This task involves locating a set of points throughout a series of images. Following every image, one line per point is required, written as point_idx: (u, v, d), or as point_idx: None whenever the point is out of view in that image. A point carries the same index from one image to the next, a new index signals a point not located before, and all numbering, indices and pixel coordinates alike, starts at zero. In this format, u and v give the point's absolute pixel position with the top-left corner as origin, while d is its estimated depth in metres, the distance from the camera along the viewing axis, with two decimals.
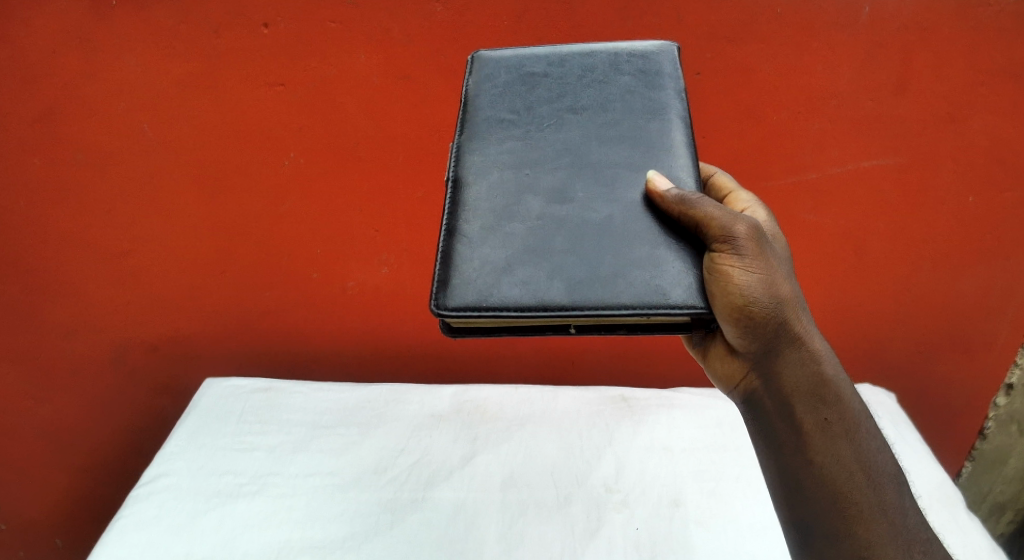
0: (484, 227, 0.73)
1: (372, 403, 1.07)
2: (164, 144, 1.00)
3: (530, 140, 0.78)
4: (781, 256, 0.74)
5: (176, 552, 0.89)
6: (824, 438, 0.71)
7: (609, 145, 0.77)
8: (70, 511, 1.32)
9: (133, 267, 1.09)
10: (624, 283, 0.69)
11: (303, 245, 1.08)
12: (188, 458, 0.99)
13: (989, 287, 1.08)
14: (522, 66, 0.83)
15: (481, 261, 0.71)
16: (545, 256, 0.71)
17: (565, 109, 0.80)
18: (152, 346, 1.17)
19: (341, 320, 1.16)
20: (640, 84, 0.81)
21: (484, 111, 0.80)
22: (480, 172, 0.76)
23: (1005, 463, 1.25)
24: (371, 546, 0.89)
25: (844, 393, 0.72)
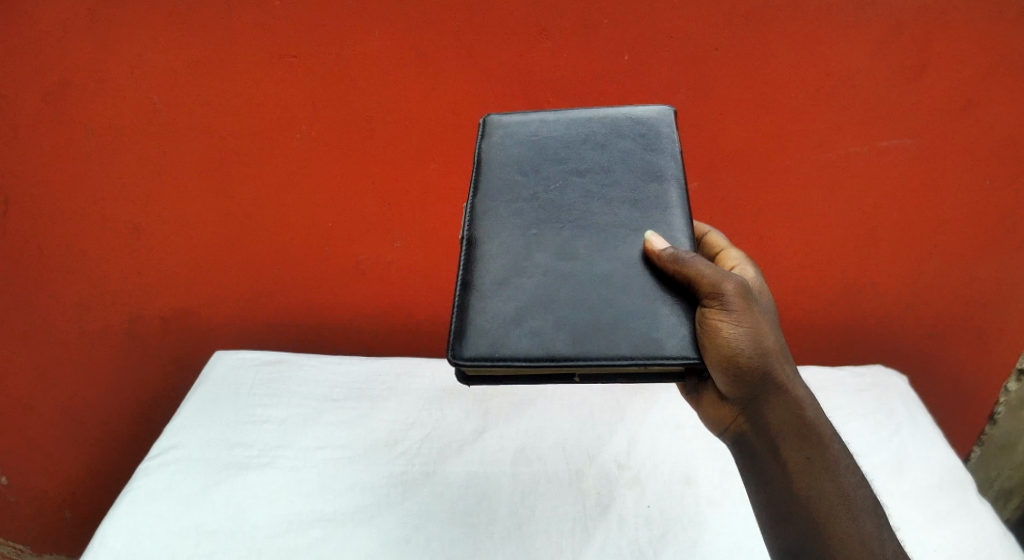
0: (496, 281, 0.75)
1: (383, 375, 1.07)
2: (174, 123, 0.99)
3: (538, 200, 0.80)
4: (764, 307, 0.78)
5: (188, 523, 0.89)
6: (807, 470, 0.74)
7: (612, 205, 0.80)
8: (80, 481, 1.32)
9: (145, 245, 1.09)
10: (624, 338, 0.72)
11: (315, 218, 1.08)
12: (197, 430, 0.99)
13: (1005, 271, 1.07)
14: (530, 129, 0.86)
15: (494, 316, 0.73)
16: (554, 311, 0.73)
17: (571, 171, 0.83)
18: (163, 319, 1.17)
19: (350, 295, 1.16)
20: (638, 148, 0.84)
21: (494, 169, 0.83)
22: (491, 231, 0.79)
23: (1014, 450, 1.23)
24: (380, 519, 0.89)
25: (823, 430, 0.76)
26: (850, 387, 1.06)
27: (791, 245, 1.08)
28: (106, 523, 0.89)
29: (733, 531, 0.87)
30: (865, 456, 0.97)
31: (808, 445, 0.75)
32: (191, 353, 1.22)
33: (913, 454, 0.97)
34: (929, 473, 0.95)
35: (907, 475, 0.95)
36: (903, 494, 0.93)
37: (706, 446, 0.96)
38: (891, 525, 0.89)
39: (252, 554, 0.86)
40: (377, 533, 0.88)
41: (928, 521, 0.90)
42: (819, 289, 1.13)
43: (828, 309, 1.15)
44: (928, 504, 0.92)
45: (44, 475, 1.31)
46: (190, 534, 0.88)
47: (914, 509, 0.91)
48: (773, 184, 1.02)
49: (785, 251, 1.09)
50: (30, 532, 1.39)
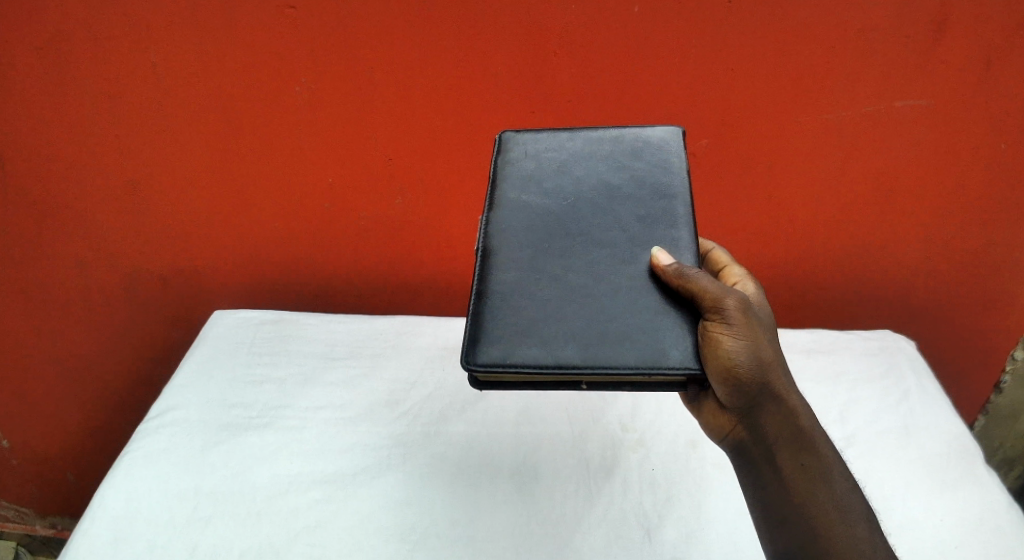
0: (509, 292, 0.77)
1: (384, 335, 1.06)
2: (168, 79, 0.96)
3: (551, 216, 0.82)
4: (767, 324, 0.77)
5: (186, 484, 0.88)
6: (803, 484, 0.72)
7: (623, 222, 0.81)
8: (84, 437, 1.32)
9: (144, 203, 1.07)
10: (629, 346, 0.72)
11: (316, 175, 1.05)
12: (197, 390, 0.98)
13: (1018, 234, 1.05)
14: (544, 149, 0.88)
15: (507, 323, 0.74)
16: (564, 322, 0.74)
17: (584, 190, 0.84)
18: (163, 278, 1.16)
19: (356, 252, 1.14)
20: (649, 168, 0.85)
21: (510, 185, 0.84)
22: (506, 243, 0.80)
23: (1019, 420, 1.22)
24: (381, 480, 0.88)
25: (822, 445, 0.74)
26: (857, 352, 1.05)
27: (802, 206, 1.06)
28: (106, 484, 0.88)
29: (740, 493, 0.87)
30: (873, 421, 0.96)
31: (805, 459, 0.73)
32: (194, 311, 1.21)
33: (922, 416, 0.96)
34: (937, 435, 0.95)
35: (916, 441, 0.94)
36: (910, 459, 0.92)
37: None
38: (901, 488, 0.88)
39: (251, 516, 0.85)
40: (377, 495, 0.87)
41: (941, 483, 0.89)
42: (827, 250, 1.11)
43: (834, 268, 1.14)
44: (936, 472, 0.90)
45: (49, 432, 1.31)
46: (189, 495, 0.87)
47: (922, 474, 0.90)
48: (786, 144, 0.99)
49: (796, 211, 1.07)
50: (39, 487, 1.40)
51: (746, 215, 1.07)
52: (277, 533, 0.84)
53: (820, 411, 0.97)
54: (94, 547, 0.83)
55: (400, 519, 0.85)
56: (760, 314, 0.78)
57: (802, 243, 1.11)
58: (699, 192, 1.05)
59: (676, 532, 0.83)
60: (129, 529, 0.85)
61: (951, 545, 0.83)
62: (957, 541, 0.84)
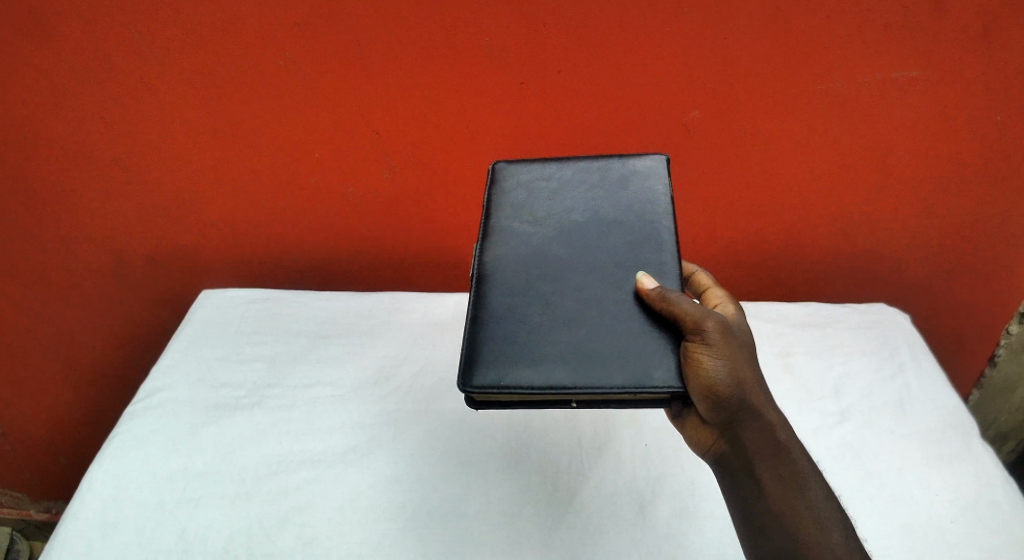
0: (502, 317, 0.78)
1: (373, 311, 1.05)
2: (149, 54, 0.93)
3: (541, 243, 0.83)
4: (745, 342, 0.78)
5: (175, 467, 0.87)
6: (781, 498, 0.72)
7: (610, 248, 0.82)
8: (75, 417, 1.31)
9: (128, 180, 1.05)
10: (616, 367, 0.73)
11: (303, 150, 1.03)
12: (185, 371, 0.97)
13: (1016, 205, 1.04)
14: (535, 176, 0.90)
15: (499, 347, 0.75)
16: (555, 345, 0.75)
17: (573, 218, 0.85)
18: (150, 258, 1.14)
19: (343, 227, 1.12)
20: (636, 195, 0.87)
21: (503, 214, 0.86)
22: (498, 268, 0.81)
23: (1013, 394, 1.21)
24: (372, 459, 0.87)
25: (798, 459, 0.74)
26: (852, 325, 1.04)
27: (799, 174, 1.04)
28: (94, 468, 0.87)
29: None
30: (868, 396, 0.95)
31: (783, 473, 0.73)
32: (183, 290, 1.19)
33: (918, 392, 0.96)
34: (933, 410, 0.94)
35: (912, 417, 0.93)
36: (905, 434, 0.91)
37: None
38: (896, 466, 0.88)
39: (241, 496, 0.84)
40: (367, 473, 0.86)
41: (936, 458, 0.89)
42: (823, 225, 1.10)
43: (830, 242, 1.13)
44: (932, 447, 0.90)
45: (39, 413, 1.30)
46: (178, 477, 0.86)
47: (917, 448, 0.90)
48: (782, 116, 0.98)
49: (796, 183, 1.05)
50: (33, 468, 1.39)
51: (740, 187, 1.06)
52: (267, 514, 0.83)
53: (815, 385, 0.96)
54: (83, 531, 0.81)
55: (391, 497, 0.84)
56: (737, 331, 0.79)
57: (798, 216, 1.09)
58: (694, 165, 1.04)
59: (669, 507, 0.83)
60: (118, 512, 0.83)
61: (945, 520, 0.83)
62: (951, 516, 0.83)
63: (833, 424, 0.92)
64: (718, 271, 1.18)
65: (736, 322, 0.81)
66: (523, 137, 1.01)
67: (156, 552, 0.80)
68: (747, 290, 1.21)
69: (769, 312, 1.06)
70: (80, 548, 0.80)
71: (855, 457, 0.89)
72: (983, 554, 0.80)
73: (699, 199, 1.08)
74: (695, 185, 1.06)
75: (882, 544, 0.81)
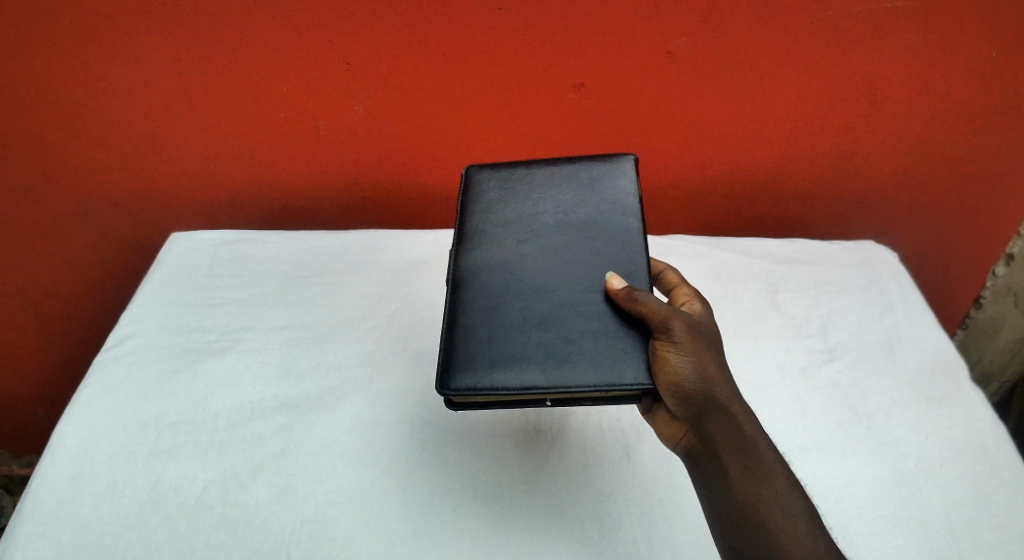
0: (478, 320, 0.76)
1: (348, 250, 1.02)
2: None
3: (517, 246, 0.81)
4: (711, 335, 0.74)
5: (146, 417, 0.84)
6: (749, 497, 0.66)
7: (582, 247, 0.80)
8: (56, 363, 1.30)
9: (90, 119, 1.00)
10: (587, 366, 0.71)
11: (269, 83, 0.97)
12: (155, 316, 0.93)
13: (1007, 138, 1.03)
14: (511, 177, 0.88)
15: (475, 347, 0.73)
16: (529, 346, 0.73)
17: (544, 219, 0.84)
18: (119, 202, 1.10)
19: (314, 164, 1.07)
20: (607, 195, 0.85)
21: (476, 218, 0.84)
22: (474, 272, 0.79)
23: (997, 335, 1.27)
24: (348, 402, 0.84)
25: (767, 454, 0.68)
26: (839, 263, 1.03)
27: (789, 106, 1.01)
28: (65, 419, 0.83)
29: None
30: (856, 333, 0.94)
31: (748, 468, 0.67)
32: (156, 235, 1.15)
33: (909, 331, 0.94)
34: (923, 351, 0.92)
35: (900, 356, 0.92)
36: (895, 374, 0.90)
37: None
38: (884, 405, 0.87)
39: (214, 445, 0.81)
40: (344, 416, 0.83)
41: (925, 400, 0.87)
42: (811, 164, 1.09)
43: (819, 177, 1.11)
44: (921, 388, 0.88)
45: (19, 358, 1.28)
46: (149, 426, 0.83)
47: (907, 389, 0.88)
48: (771, 48, 0.94)
49: (788, 119, 1.03)
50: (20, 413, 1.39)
51: (727, 122, 1.03)
52: (240, 462, 0.79)
53: (803, 323, 0.95)
54: (54, 486, 0.78)
55: (368, 444, 0.81)
56: (703, 325, 0.75)
57: (787, 149, 1.07)
58: (680, 99, 1.00)
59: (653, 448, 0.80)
60: (89, 465, 0.80)
61: (936, 464, 0.81)
62: (941, 460, 0.82)
63: (821, 363, 0.91)
64: (705, 204, 1.15)
65: (702, 316, 0.77)
66: (503, 72, 0.97)
67: (127, 504, 0.77)
68: (734, 225, 1.19)
69: (755, 248, 1.05)
70: (51, 504, 0.77)
71: (843, 397, 0.87)
72: (973, 498, 0.78)
73: (688, 133, 1.04)
74: (682, 117, 1.02)
75: (871, 488, 0.79)
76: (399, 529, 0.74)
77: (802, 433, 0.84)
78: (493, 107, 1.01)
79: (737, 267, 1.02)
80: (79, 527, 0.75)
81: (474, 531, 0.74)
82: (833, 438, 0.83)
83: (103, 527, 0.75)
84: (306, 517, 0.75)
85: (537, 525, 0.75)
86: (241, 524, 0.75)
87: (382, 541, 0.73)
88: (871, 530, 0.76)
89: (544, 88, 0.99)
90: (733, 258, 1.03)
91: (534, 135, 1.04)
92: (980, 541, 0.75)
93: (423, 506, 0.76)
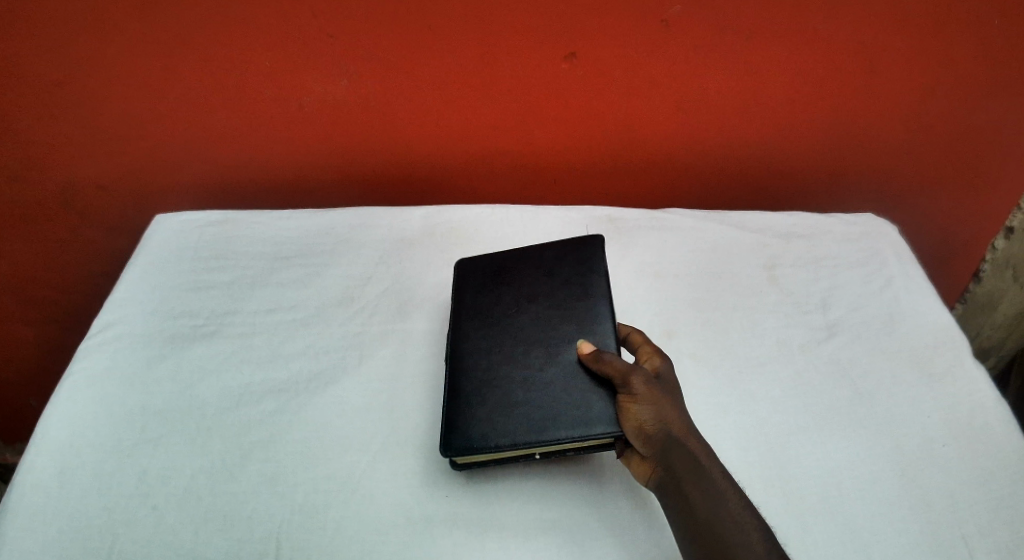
0: (469, 389, 0.76)
1: (337, 228, 1.00)
2: None
3: (500, 325, 0.81)
4: (671, 379, 0.74)
5: (133, 406, 0.80)
6: (711, 528, 0.64)
7: (553, 309, 0.81)
8: (43, 346, 1.28)
9: (69, 100, 0.97)
10: (569, 418, 0.72)
11: (250, 55, 0.94)
12: (140, 302, 0.90)
13: (1000, 106, 1.05)
14: (494, 258, 0.88)
15: (465, 424, 0.73)
16: (516, 406, 0.73)
17: (519, 288, 0.84)
18: (101, 186, 1.07)
19: (299, 141, 1.04)
20: (583, 265, 0.84)
21: (458, 299, 0.85)
22: (460, 354, 0.79)
23: (995, 310, 1.32)
24: (337, 385, 0.81)
25: (727, 486, 0.66)
26: (840, 235, 1.02)
27: (785, 74, 1.00)
28: (47, 410, 0.79)
29: (716, 394, 0.83)
30: (855, 308, 0.93)
31: (708, 499, 0.65)
32: (140, 219, 1.13)
33: (910, 303, 0.93)
34: (925, 324, 0.91)
35: (901, 330, 0.90)
36: (896, 350, 0.88)
37: (687, 294, 0.94)
38: (888, 378, 0.85)
39: (202, 433, 0.77)
40: (334, 400, 0.80)
41: (930, 375, 0.86)
42: (811, 135, 1.08)
43: (817, 149, 1.10)
44: (922, 364, 0.87)
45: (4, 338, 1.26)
46: (136, 415, 0.79)
47: (908, 366, 0.87)
48: (770, 14, 0.93)
49: (786, 88, 1.02)
50: (5, 398, 1.36)
51: (724, 91, 1.01)
52: (230, 450, 0.76)
53: (803, 298, 0.94)
54: (40, 480, 0.74)
55: (358, 429, 0.78)
56: (661, 369, 0.75)
57: (782, 120, 1.06)
58: (678, 71, 0.98)
59: None
60: (75, 457, 0.75)
61: (938, 444, 0.79)
62: (943, 440, 0.80)
63: (821, 340, 0.89)
64: (700, 177, 1.14)
65: (663, 359, 0.76)
66: (495, 45, 0.94)
67: (115, 495, 0.73)
68: (730, 198, 1.17)
69: (753, 222, 1.04)
70: (37, 498, 0.72)
71: (844, 375, 0.85)
72: (975, 478, 0.77)
73: (683, 105, 1.03)
74: (679, 88, 1.01)
75: (872, 470, 0.77)
76: (392, 516, 0.71)
77: (803, 414, 0.81)
78: (484, 81, 0.98)
79: (735, 241, 1.01)
80: (66, 521, 0.71)
81: (468, 518, 0.71)
82: (835, 417, 0.81)
83: (91, 521, 0.71)
84: (298, 505, 0.72)
85: (532, 510, 0.72)
86: (231, 514, 0.71)
87: (374, 529, 0.70)
88: (875, 512, 0.74)
89: (535, 60, 0.96)
90: (731, 231, 1.02)
91: (526, 110, 1.02)
92: (984, 522, 0.74)
93: (416, 492, 0.73)
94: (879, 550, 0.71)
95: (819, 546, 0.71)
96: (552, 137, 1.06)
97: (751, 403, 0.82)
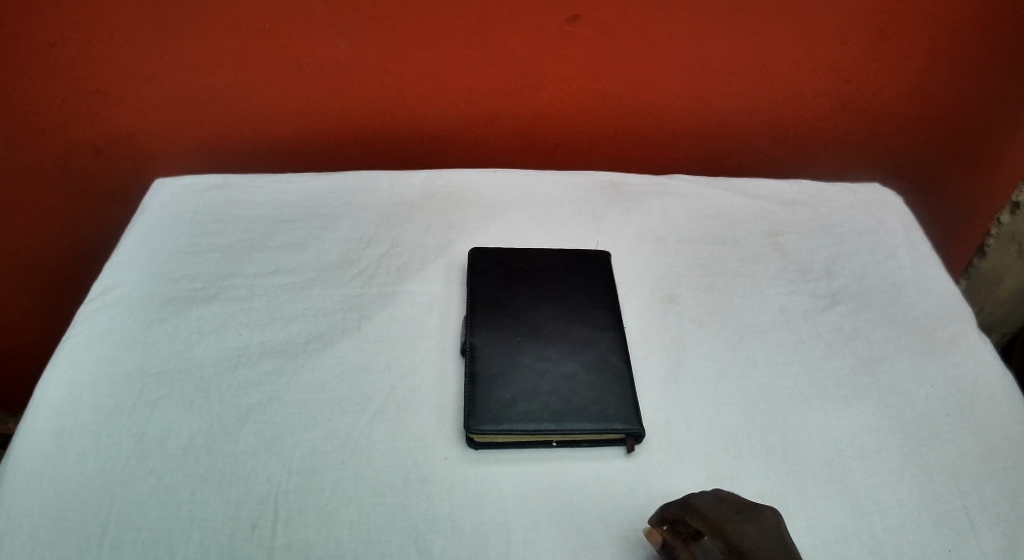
0: (493, 374, 0.75)
1: (334, 193, 0.99)
2: None
3: (517, 318, 0.81)
4: None
5: (132, 368, 0.79)
6: None
7: (566, 311, 0.82)
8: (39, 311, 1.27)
9: (61, 64, 0.94)
10: (589, 412, 0.73)
11: (247, 14, 0.92)
12: (139, 265, 0.89)
13: (999, 75, 1.06)
14: (507, 255, 0.88)
15: (486, 410, 0.72)
16: (540, 396, 0.74)
17: (534, 286, 0.84)
18: (98, 150, 1.05)
19: (299, 107, 1.03)
20: (595, 276, 0.87)
21: (477, 286, 0.84)
22: (476, 343, 0.78)
23: (998, 285, 1.29)
24: (336, 347, 0.81)
25: None
26: (845, 205, 1.02)
27: (791, 40, 0.99)
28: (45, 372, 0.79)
29: (717, 359, 0.82)
30: (858, 277, 0.92)
31: None
32: (137, 186, 1.11)
33: (914, 271, 0.93)
34: (929, 294, 0.91)
35: (906, 299, 0.90)
36: (898, 317, 0.88)
37: (688, 259, 0.93)
38: (891, 347, 0.85)
39: (200, 395, 0.77)
40: (333, 361, 0.80)
41: (934, 344, 0.86)
42: (815, 99, 1.07)
43: (820, 118, 1.10)
44: (924, 334, 0.86)
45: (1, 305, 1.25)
46: (134, 377, 0.78)
47: (911, 336, 0.86)
48: None
49: (790, 53, 1.00)
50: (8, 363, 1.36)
51: (732, 53, 1.00)
52: (228, 412, 0.75)
53: (806, 265, 0.93)
54: (38, 441, 0.73)
55: (357, 391, 0.77)
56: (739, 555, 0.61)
57: (787, 87, 1.05)
58: (685, 36, 0.98)
59: (656, 395, 0.78)
60: (73, 420, 0.75)
61: (941, 415, 0.79)
62: (947, 411, 0.79)
63: (824, 308, 0.88)
64: (704, 145, 1.13)
65: (738, 538, 0.61)
66: (497, 7, 0.93)
67: (113, 457, 0.72)
68: (733, 167, 1.16)
69: (758, 189, 1.03)
70: (34, 460, 0.72)
71: (845, 342, 0.85)
72: (979, 452, 0.76)
73: (686, 70, 1.02)
74: (682, 53, 1.00)
75: (873, 439, 0.77)
76: (390, 479, 0.71)
77: (805, 381, 0.81)
78: (487, 45, 0.97)
79: (738, 209, 1.00)
80: (62, 483, 0.70)
81: (466, 480, 0.71)
82: (837, 384, 0.81)
83: (88, 482, 0.70)
84: (295, 467, 0.72)
85: (531, 474, 0.71)
86: (229, 476, 0.71)
87: (372, 491, 0.70)
88: (877, 482, 0.73)
89: (536, 21, 0.95)
90: (734, 198, 1.01)
91: (527, 74, 1.01)
92: (985, 494, 0.73)
93: (414, 455, 0.72)
94: (880, 520, 0.71)
95: (820, 512, 0.71)
96: (554, 103, 1.05)
97: (752, 368, 0.82)
